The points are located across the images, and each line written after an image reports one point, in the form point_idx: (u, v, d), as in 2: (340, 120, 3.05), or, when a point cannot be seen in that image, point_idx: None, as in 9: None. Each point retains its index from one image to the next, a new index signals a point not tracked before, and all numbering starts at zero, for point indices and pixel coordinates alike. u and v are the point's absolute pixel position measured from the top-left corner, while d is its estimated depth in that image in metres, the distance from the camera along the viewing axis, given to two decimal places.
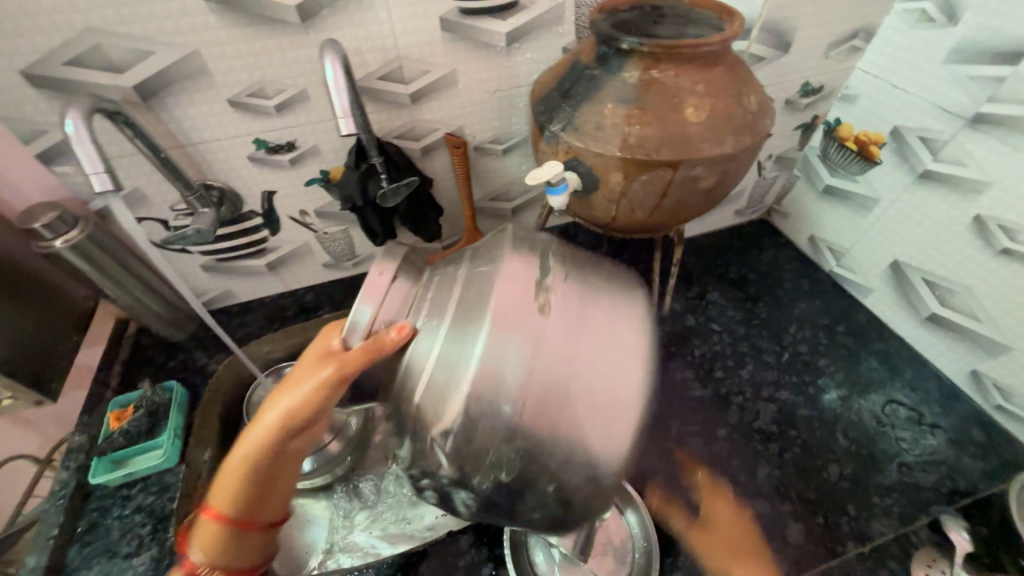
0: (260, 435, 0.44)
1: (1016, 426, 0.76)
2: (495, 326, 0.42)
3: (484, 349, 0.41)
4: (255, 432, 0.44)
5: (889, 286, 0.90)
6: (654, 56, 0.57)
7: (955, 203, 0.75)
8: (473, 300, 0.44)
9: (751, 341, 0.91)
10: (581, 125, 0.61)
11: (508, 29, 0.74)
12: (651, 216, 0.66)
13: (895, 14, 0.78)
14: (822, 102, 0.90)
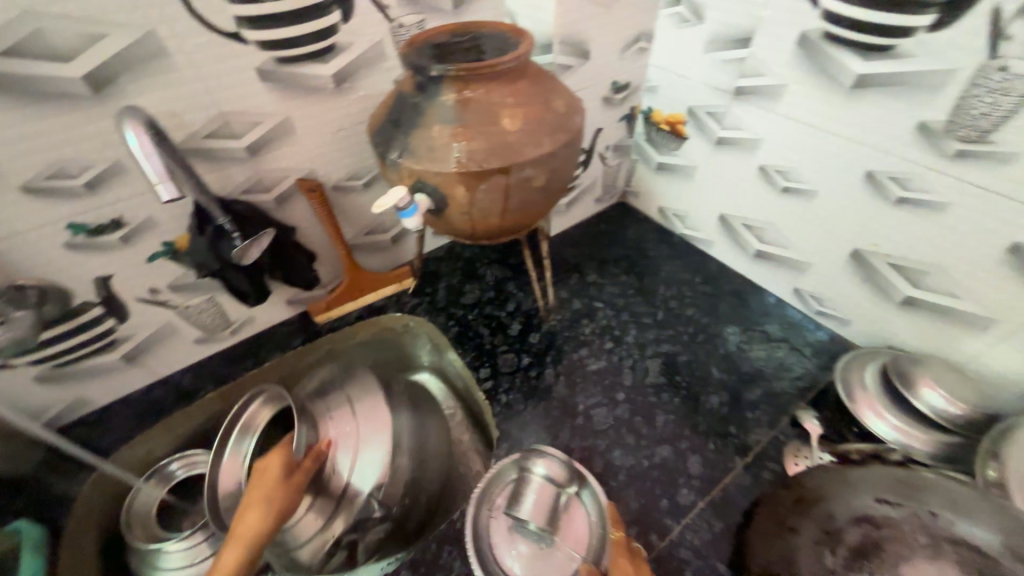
0: (247, 538, 0.58)
1: (834, 324, 0.94)
2: (372, 448, 0.79)
3: (370, 453, 0.79)
4: (231, 550, 0.57)
5: (723, 236, 1.06)
6: (463, 78, 0.63)
7: (745, 159, 0.92)
8: (354, 433, 0.80)
9: (631, 309, 1.01)
10: (415, 149, 0.65)
11: (334, 71, 0.76)
12: (504, 219, 0.72)
13: (664, 17, 0.94)
14: (633, 95, 1.05)
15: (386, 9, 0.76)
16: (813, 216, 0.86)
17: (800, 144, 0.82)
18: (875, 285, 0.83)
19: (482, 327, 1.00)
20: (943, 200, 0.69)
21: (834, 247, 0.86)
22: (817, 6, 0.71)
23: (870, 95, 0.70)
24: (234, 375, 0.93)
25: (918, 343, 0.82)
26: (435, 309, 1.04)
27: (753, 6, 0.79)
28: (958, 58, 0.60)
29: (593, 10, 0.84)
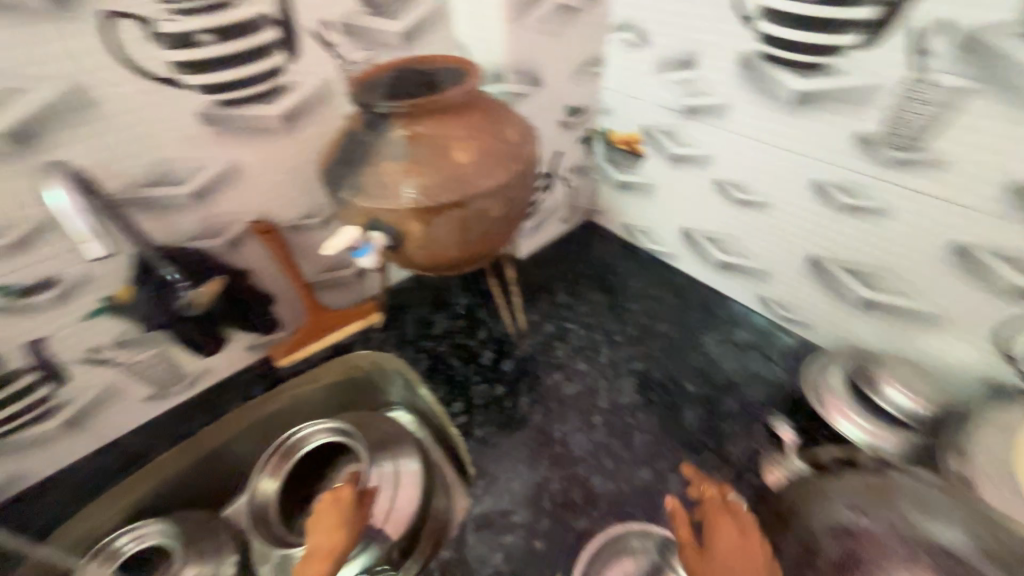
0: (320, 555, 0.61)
1: (800, 330, 0.95)
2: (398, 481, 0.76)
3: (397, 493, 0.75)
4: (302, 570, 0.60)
5: (687, 248, 1.08)
6: (411, 114, 0.62)
7: (700, 174, 0.94)
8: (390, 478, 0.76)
9: (603, 329, 1.01)
10: (367, 188, 0.63)
11: (281, 110, 0.75)
12: (464, 250, 0.70)
13: (611, 42, 0.96)
14: (588, 118, 1.07)
15: (332, 48, 0.75)
16: (769, 225, 0.88)
17: (750, 157, 0.85)
18: (833, 289, 0.85)
19: (453, 358, 0.97)
20: (886, 205, 0.72)
21: (792, 255, 0.88)
22: (754, 30, 0.74)
23: (810, 110, 0.73)
24: (191, 431, 0.88)
25: (880, 343, 0.84)
26: (404, 343, 1.01)
27: (693, 30, 0.81)
28: (883, 74, 0.65)
29: (542, 39, 0.85)
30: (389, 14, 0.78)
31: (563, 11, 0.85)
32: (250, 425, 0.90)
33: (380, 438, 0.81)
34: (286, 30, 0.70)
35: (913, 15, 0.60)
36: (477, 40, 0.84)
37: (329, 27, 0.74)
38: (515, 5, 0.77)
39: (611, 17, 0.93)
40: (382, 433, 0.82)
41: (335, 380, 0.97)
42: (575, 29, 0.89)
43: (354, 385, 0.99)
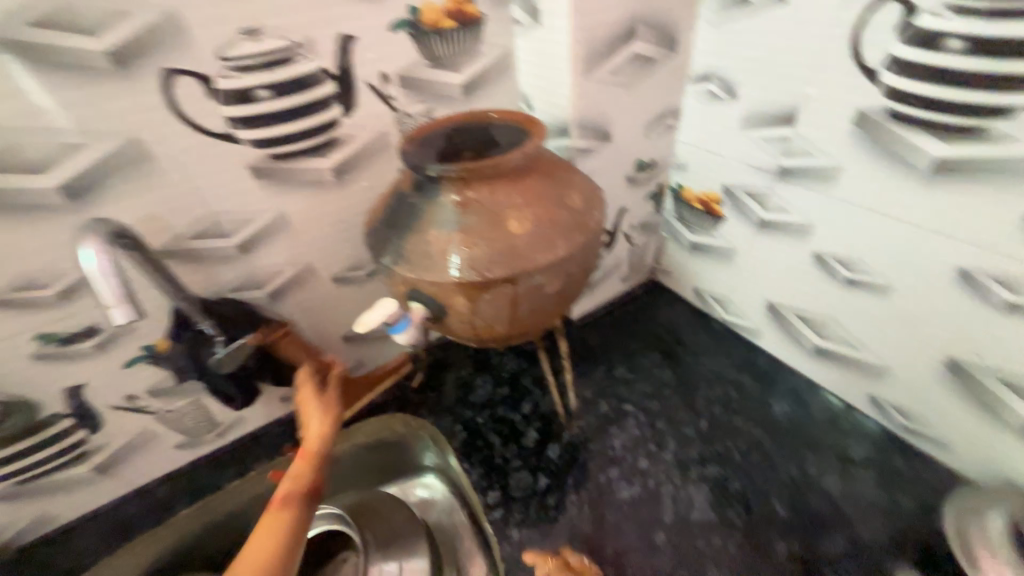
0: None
1: (927, 445, 0.75)
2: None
3: None
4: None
5: (773, 326, 0.91)
6: (464, 177, 0.55)
7: (796, 245, 0.80)
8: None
9: (667, 415, 0.86)
10: (409, 255, 0.56)
11: (333, 163, 0.72)
12: (512, 328, 0.61)
13: (691, 93, 0.86)
14: (660, 173, 0.96)
15: (390, 100, 0.72)
16: (890, 315, 0.71)
17: (866, 232, 0.69)
18: (983, 403, 0.66)
19: (493, 433, 0.87)
20: None
21: (920, 353, 0.70)
22: (877, 82, 0.60)
23: (956, 182, 0.58)
24: (214, 486, 0.83)
25: None
26: (441, 408, 0.92)
27: (796, 83, 0.70)
28: None
29: (615, 92, 0.77)
30: (451, 65, 0.74)
31: (640, 62, 0.76)
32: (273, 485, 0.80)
33: (384, 535, 0.71)
34: (345, 83, 0.67)
35: None
36: (542, 93, 0.78)
37: (388, 79, 0.70)
38: (586, 57, 0.70)
39: (692, 66, 0.83)
40: (387, 528, 0.72)
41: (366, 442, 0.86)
42: (652, 78, 0.80)
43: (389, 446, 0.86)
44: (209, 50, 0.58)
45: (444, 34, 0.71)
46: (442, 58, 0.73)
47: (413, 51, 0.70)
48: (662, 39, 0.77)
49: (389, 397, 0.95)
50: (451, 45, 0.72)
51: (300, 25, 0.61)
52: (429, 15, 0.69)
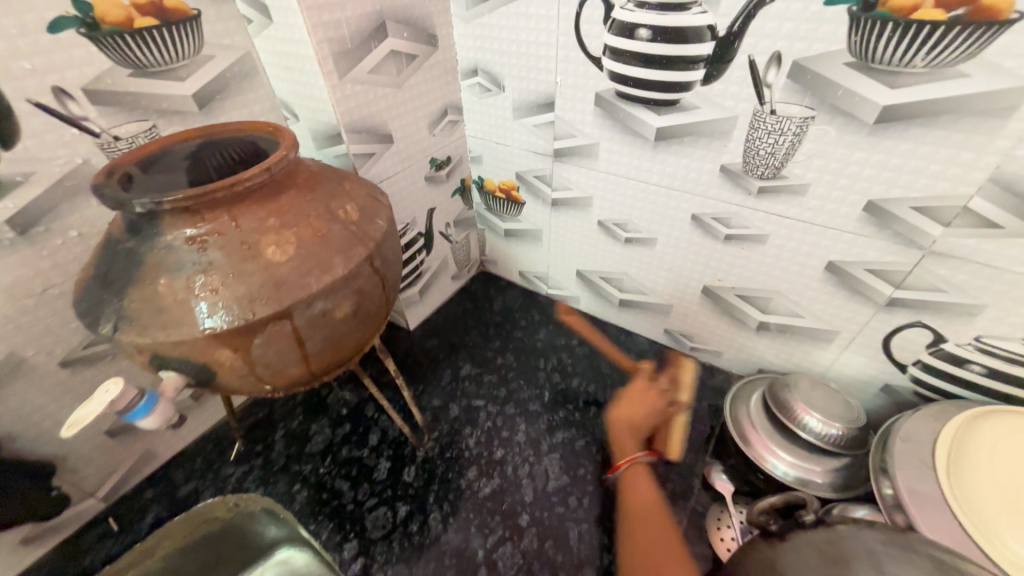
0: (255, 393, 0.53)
1: (710, 357, 0.93)
2: None
3: None
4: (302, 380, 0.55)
5: (586, 291, 1.01)
6: (191, 209, 0.45)
7: (583, 217, 0.89)
8: None
9: (514, 398, 0.89)
10: (135, 316, 0.44)
11: (7, 215, 0.52)
12: (310, 366, 0.53)
13: (465, 88, 0.87)
14: (459, 168, 0.97)
15: (81, 122, 0.55)
16: (659, 261, 0.85)
17: (627, 196, 0.80)
18: (732, 315, 0.83)
19: (340, 479, 0.78)
20: (762, 232, 0.70)
21: (686, 287, 0.85)
22: (602, 68, 0.69)
23: (671, 146, 0.70)
24: None
25: (783, 362, 0.83)
26: (272, 473, 0.79)
27: (544, 72, 0.75)
28: (733, 107, 0.62)
29: (383, 91, 0.73)
30: (168, 73, 0.61)
31: (401, 59, 0.74)
32: None
33: None
34: None
35: (748, 43, 0.57)
36: (300, 98, 0.70)
37: (69, 95, 0.54)
38: (335, 56, 0.64)
39: (459, 61, 0.84)
40: None
41: (188, 544, 0.71)
42: (420, 73, 0.78)
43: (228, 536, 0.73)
44: None
45: (142, 35, 0.57)
46: (149, 65, 0.59)
47: (99, 57, 0.55)
48: (418, 35, 0.75)
49: (200, 483, 0.77)
50: (158, 48, 0.59)
51: None
52: (111, 10, 0.54)
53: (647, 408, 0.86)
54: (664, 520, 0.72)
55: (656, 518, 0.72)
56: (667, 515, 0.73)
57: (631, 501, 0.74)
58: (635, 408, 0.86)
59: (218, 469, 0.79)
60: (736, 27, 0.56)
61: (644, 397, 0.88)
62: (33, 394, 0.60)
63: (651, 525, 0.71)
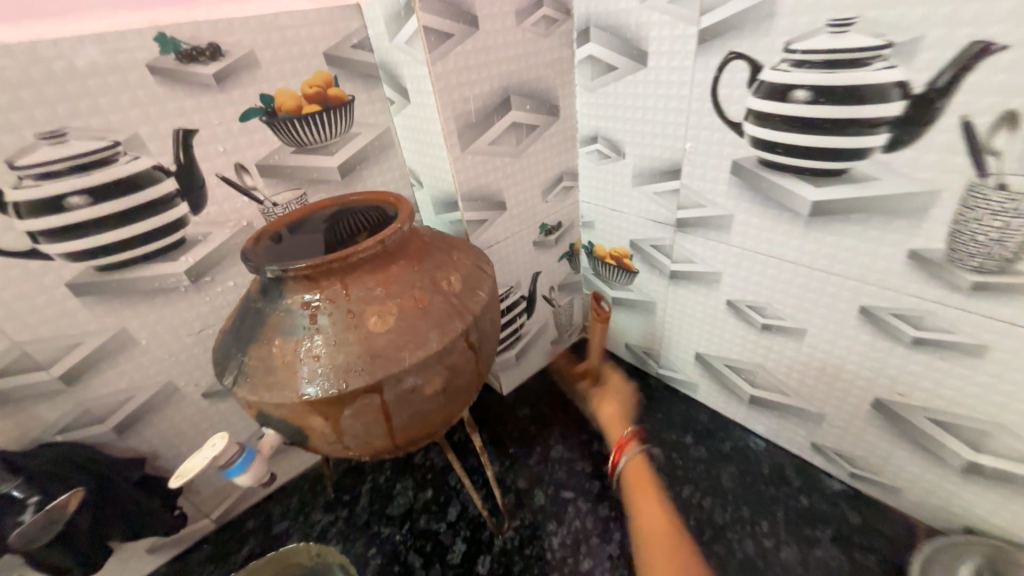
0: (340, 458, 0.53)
1: (882, 493, 0.69)
2: None
3: None
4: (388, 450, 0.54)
5: (706, 377, 0.87)
6: (309, 276, 0.48)
7: (708, 294, 0.77)
8: None
9: (610, 498, 0.77)
10: (250, 373, 0.47)
11: (186, 267, 0.62)
12: (395, 440, 0.52)
13: (582, 155, 0.85)
14: (569, 233, 0.94)
15: (251, 191, 0.65)
16: (808, 358, 0.68)
17: (766, 277, 0.67)
18: (921, 444, 0.61)
19: (414, 553, 0.73)
20: (978, 341, 0.51)
21: (847, 397, 0.66)
22: (742, 133, 0.60)
23: (836, 224, 0.56)
24: None
25: (1011, 524, 0.58)
26: (353, 528, 0.78)
27: (672, 138, 0.69)
28: (931, 178, 0.48)
29: (501, 161, 0.74)
30: (321, 150, 0.69)
31: (522, 130, 0.74)
32: None
33: None
34: (189, 180, 0.59)
35: (960, 101, 0.44)
36: (425, 169, 0.75)
37: (246, 170, 0.64)
38: (460, 130, 0.66)
39: (579, 129, 0.83)
40: None
41: None
42: (539, 142, 0.78)
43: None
44: None
45: (307, 119, 0.66)
46: (309, 143, 0.68)
47: (274, 139, 0.64)
48: (540, 106, 0.75)
49: (291, 524, 0.81)
50: (318, 128, 0.67)
51: (120, 124, 0.53)
52: (288, 100, 0.64)
53: (626, 399, 0.89)
54: (662, 507, 0.67)
55: (670, 540, 0.63)
56: (662, 495, 0.68)
57: (637, 495, 0.68)
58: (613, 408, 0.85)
59: (308, 512, 0.82)
60: (941, 82, 0.44)
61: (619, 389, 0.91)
62: (178, 417, 0.69)
63: (641, 497, 0.68)
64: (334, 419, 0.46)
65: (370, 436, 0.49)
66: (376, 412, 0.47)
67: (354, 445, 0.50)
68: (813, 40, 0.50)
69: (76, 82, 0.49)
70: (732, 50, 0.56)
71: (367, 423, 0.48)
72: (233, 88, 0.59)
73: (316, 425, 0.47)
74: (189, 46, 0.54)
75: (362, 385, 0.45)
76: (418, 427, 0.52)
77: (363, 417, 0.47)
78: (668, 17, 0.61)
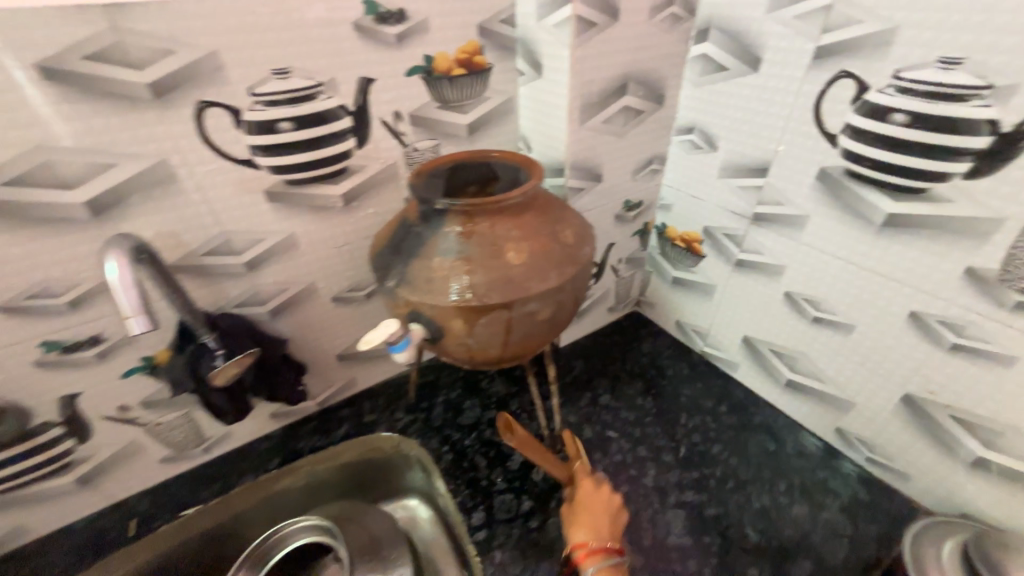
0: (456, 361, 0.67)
1: (891, 477, 0.80)
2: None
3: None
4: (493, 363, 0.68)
5: (748, 359, 0.98)
6: (467, 211, 0.60)
7: (769, 284, 0.87)
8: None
9: (649, 443, 0.90)
10: (412, 279, 0.61)
11: (343, 192, 0.76)
12: (504, 353, 0.65)
13: (675, 143, 0.94)
14: (647, 212, 1.04)
15: (400, 136, 0.77)
16: (850, 352, 0.78)
17: (828, 276, 0.76)
18: (938, 438, 0.71)
19: (480, 456, 0.89)
20: (1008, 352, 0.60)
21: (879, 390, 0.76)
22: (836, 144, 0.68)
23: (904, 236, 0.65)
24: (197, 503, 0.82)
25: (1000, 514, 0.68)
26: (430, 429, 0.94)
27: (767, 139, 0.77)
28: (1001, 208, 0.56)
29: (607, 139, 0.84)
30: (458, 108, 0.81)
31: (631, 113, 0.83)
32: (292, 485, 0.85)
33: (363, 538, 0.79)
34: (360, 120, 0.72)
35: None
36: (539, 135, 0.86)
37: (400, 117, 0.76)
38: (583, 107, 0.77)
39: (677, 119, 0.91)
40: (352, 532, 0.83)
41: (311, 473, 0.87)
42: (641, 126, 0.87)
43: (374, 468, 0.90)
44: (240, 85, 0.61)
45: (453, 80, 0.77)
46: (451, 101, 0.79)
47: (426, 94, 0.76)
48: (650, 94, 0.84)
49: (379, 417, 0.97)
50: (460, 89, 0.78)
51: (324, 67, 0.66)
52: (442, 63, 0.75)
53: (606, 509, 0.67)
54: None
55: None
56: None
57: None
58: (587, 524, 0.65)
59: (392, 412, 0.98)
60: None
61: (596, 506, 0.67)
62: (313, 313, 0.85)
63: None
64: (468, 324, 0.60)
65: (488, 345, 0.63)
66: (500, 326, 0.60)
67: (474, 351, 0.64)
68: (921, 72, 0.57)
69: (303, 30, 0.62)
70: (845, 69, 0.64)
71: (491, 333, 0.61)
72: (407, 48, 0.71)
73: (454, 327, 0.60)
74: (384, 9, 0.66)
75: (498, 301, 0.58)
76: (522, 346, 0.65)
77: (490, 328, 0.60)
78: (790, 31, 0.68)
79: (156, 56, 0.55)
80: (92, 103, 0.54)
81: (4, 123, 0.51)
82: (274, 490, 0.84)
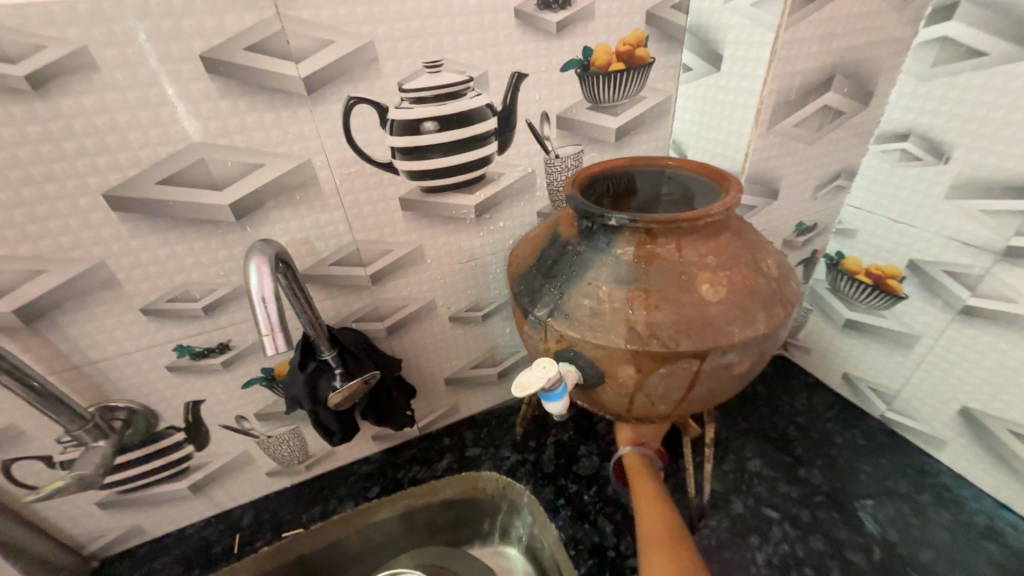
0: (608, 411, 0.54)
1: None
2: None
3: None
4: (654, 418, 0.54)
5: (967, 437, 0.74)
6: (649, 230, 0.48)
7: (1022, 344, 0.63)
8: None
9: (826, 534, 0.69)
10: (572, 312, 0.49)
11: (477, 202, 0.68)
12: (676, 410, 0.51)
13: (873, 153, 0.75)
14: (818, 238, 0.84)
15: (545, 140, 0.68)
16: None
17: None
18: None
19: (603, 518, 0.75)
20: None
21: None
22: None
23: None
24: (298, 526, 0.77)
25: None
26: (540, 475, 0.82)
27: None
28: None
29: (793, 146, 0.68)
30: (610, 109, 0.69)
31: (828, 115, 0.67)
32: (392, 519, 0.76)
33: None
34: (506, 121, 0.63)
35: None
36: (702, 142, 0.72)
37: (547, 119, 0.66)
38: (773, 107, 0.62)
39: (881, 124, 0.72)
40: None
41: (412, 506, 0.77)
42: (836, 132, 0.70)
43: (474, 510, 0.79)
44: (392, 81, 0.55)
45: (610, 77, 0.65)
46: (604, 101, 0.68)
47: (579, 92, 0.66)
48: (856, 91, 0.66)
49: (483, 452, 0.87)
50: (617, 88, 0.67)
51: (478, 61, 0.58)
52: (601, 56, 0.64)
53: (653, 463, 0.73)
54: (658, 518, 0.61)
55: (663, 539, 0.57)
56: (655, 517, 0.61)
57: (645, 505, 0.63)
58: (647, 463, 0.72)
59: (498, 447, 0.88)
60: None
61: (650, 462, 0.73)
62: (429, 333, 0.78)
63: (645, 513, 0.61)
64: (643, 374, 0.47)
65: (660, 400, 0.49)
66: (684, 378, 0.47)
67: (640, 404, 0.51)
68: None
69: (462, 18, 0.55)
70: None
71: (669, 387, 0.48)
72: (567, 38, 0.61)
73: (623, 376, 0.48)
74: None
75: (690, 349, 0.45)
76: (699, 404, 0.51)
77: (669, 380, 0.47)
78: None
79: (315, 47, 0.50)
80: (249, 98, 0.50)
81: (167, 117, 0.48)
82: (375, 518, 0.76)
